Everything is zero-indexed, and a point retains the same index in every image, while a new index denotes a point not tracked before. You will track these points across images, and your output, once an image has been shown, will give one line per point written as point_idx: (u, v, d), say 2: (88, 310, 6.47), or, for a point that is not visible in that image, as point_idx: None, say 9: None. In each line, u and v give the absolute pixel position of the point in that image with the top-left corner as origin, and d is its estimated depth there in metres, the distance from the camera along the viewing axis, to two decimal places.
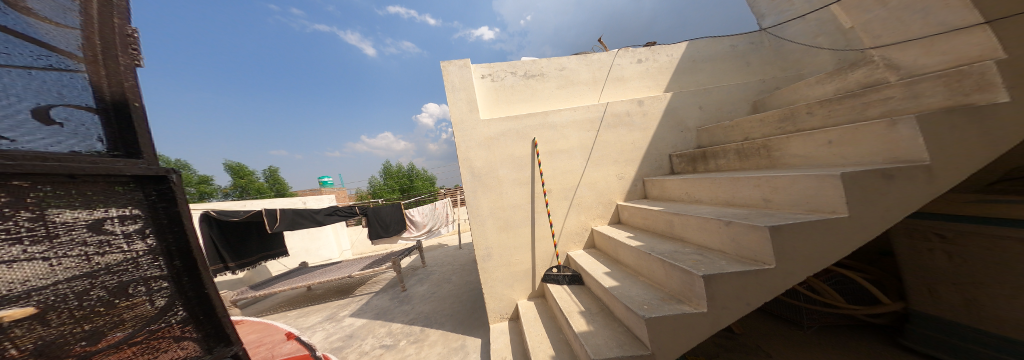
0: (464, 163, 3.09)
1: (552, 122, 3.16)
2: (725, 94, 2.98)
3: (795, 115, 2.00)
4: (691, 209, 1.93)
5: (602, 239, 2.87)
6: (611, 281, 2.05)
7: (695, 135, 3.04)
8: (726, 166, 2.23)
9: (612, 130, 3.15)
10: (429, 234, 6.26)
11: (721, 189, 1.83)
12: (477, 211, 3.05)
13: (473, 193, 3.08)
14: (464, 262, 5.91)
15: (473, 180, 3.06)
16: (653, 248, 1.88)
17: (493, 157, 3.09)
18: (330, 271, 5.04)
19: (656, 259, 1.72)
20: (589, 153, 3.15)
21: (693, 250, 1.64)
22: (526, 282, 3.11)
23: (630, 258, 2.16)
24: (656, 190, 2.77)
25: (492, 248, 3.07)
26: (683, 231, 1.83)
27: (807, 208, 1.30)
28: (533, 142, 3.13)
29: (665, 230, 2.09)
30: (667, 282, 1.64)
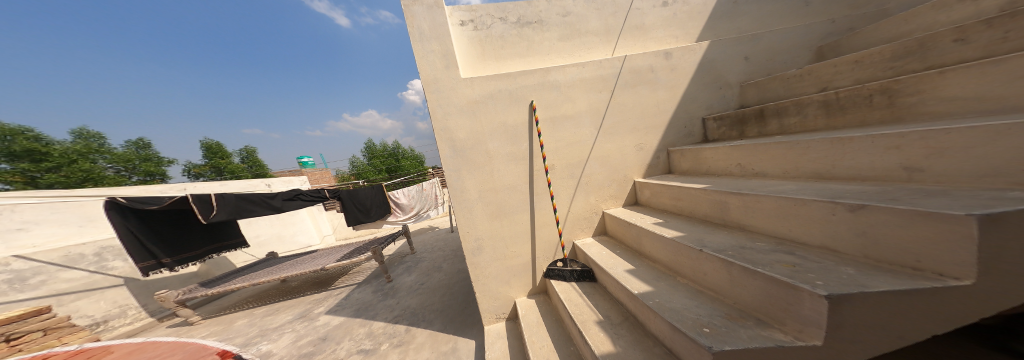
0: (443, 134, 2.45)
1: (555, 82, 2.50)
2: (780, 40, 2.41)
3: (926, 46, 1.42)
4: (760, 186, 1.38)
5: (616, 224, 2.35)
6: (639, 284, 1.55)
7: (738, 93, 2.49)
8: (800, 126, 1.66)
9: (630, 90, 2.53)
10: (417, 217, 5.77)
11: (824, 154, 1.30)
12: (462, 195, 2.48)
13: (456, 172, 2.46)
14: (454, 247, 5.45)
15: (457, 155, 2.45)
16: (703, 242, 1.34)
17: (480, 126, 2.46)
18: (301, 262, 4.55)
19: (715, 258, 1.18)
20: (600, 120, 2.54)
21: (779, 248, 1.09)
22: (526, 277, 2.65)
23: (662, 251, 1.66)
24: (688, 162, 2.22)
25: (483, 238, 2.55)
26: (756, 216, 1.29)
27: (1013, 181, 0.84)
28: (530, 106, 2.49)
29: (712, 215, 1.56)
30: (731, 291, 1.12)
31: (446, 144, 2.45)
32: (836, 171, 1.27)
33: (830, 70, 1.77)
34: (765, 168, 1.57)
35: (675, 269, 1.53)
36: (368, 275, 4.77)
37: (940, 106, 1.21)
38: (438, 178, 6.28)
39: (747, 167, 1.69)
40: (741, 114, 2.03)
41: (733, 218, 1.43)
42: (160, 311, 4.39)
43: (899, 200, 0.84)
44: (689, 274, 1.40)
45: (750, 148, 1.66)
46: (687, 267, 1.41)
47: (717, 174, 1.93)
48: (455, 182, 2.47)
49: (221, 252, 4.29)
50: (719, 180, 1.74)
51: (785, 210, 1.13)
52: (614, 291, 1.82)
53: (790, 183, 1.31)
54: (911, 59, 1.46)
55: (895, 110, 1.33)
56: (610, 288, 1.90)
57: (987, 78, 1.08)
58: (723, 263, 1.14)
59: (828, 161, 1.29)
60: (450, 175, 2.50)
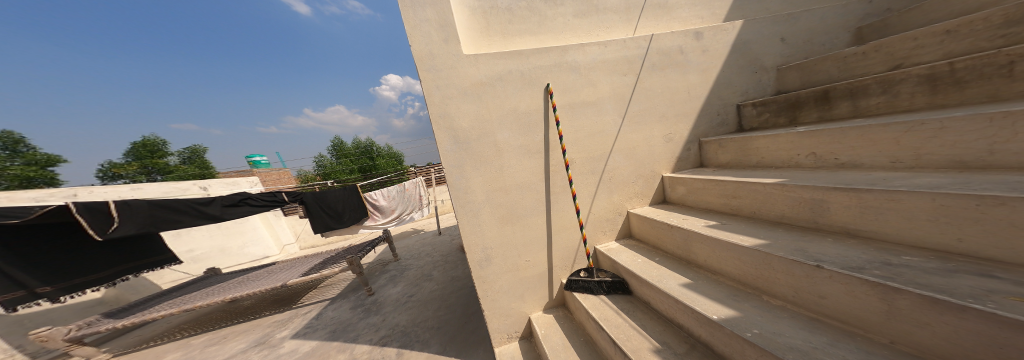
0: (439, 122, 1.89)
1: (573, 63, 2.03)
2: (815, 21, 2.52)
3: None
4: (884, 181, 1.08)
5: (645, 226, 1.99)
6: (715, 305, 1.18)
7: (775, 76, 2.53)
8: (885, 106, 1.60)
9: (658, 74, 2.20)
10: (399, 220, 5.17)
11: (976, 135, 1.04)
12: (466, 196, 1.97)
13: (457, 169, 1.94)
14: (444, 252, 4.93)
15: (458, 148, 1.92)
16: (819, 256, 1.00)
17: (487, 113, 1.94)
18: (256, 278, 3.82)
19: (864, 282, 0.83)
20: (626, 106, 2.13)
21: (955, 268, 0.78)
22: (541, 290, 2.18)
23: (731, 263, 1.33)
24: (736, 153, 2.04)
25: (492, 247, 2.07)
26: (895, 223, 0.98)
27: None
28: (546, 90, 1.99)
29: (806, 218, 1.30)
30: (892, 327, 0.79)
31: (443, 133, 1.90)
32: (971, 156, 1.05)
33: (908, 44, 1.80)
34: (862, 157, 1.39)
35: (755, 285, 1.21)
36: (343, 289, 4.13)
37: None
38: (421, 176, 5.66)
39: (828, 156, 1.54)
40: (791, 99, 2.07)
41: (843, 222, 1.15)
42: (46, 351, 3.28)
43: None
44: (792, 296, 1.05)
45: (833, 135, 1.50)
46: (786, 286, 1.07)
47: (778, 165, 1.80)
48: (457, 180, 1.95)
49: (143, 271, 3.64)
50: (796, 174, 1.60)
51: (956, 213, 0.84)
52: (667, 310, 1.41)
53: (928, 177, 1.02)
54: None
55: None
56: (660, 306, 1.46)
57: None
58: (881, 288, 0.80)
59: (985, 144, 1.02)
60: (451, 173, 1.96)
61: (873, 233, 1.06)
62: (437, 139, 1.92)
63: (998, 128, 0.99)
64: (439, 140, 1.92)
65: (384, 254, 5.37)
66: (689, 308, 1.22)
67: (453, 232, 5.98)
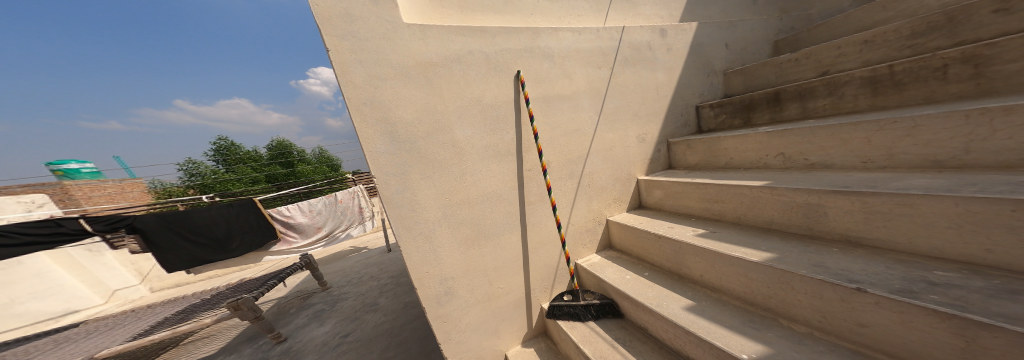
0: (363, 113, 1.32)
1: (545, 49, 1.73)
2: (749, 32, 2.82)
3: (961, 19, 1.59)
4: (880, 183, 1.04)
5: (628, 236, 1.81)
6: (737, 338, 0.94)
7: (724, 80, 2.71)
8: (835, 107, 1.78)
9: (631, 69, 2.05)
10: (329, 239, 4.22)
11: (952, 133, 1.08)
12: (412, 214, 1.45)
13: (400, 178, 1.42)
14: (392, 273, 4.16)
15: (399, 148, 1.41)
16: (849, 274, 0.84)
17: (439, 104, 1.47)
18: (31, 355, 2.52)
19: (928, 312, 0.66)
20: (602, 101, 1.92)
21: (1008, 288, 0.66)
22: (519, 321, 1.74)
23: (733, 280, 1.16)
24: (708, 154, 2.03)
25: (456, 278, 1.56)
26: (911, 230, 0.91)
27: None
28: (517, 78, 1.64)
29: (803, 224, 1.22)
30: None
31: (371, 129, 1.34)
32: (948, 153, 1.10)
33: (835, 52, 2.09)
34: (831, 157, 1.44)
35: (768, 306, 1.04)
36: (230, 341, 3.09)
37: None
38: (361, 185, 4.75)
39: (796, 156, 1.58)
40: (744, 101, 2.22)
41: (847, 228, 1.07)
42: None
43: None
44: (817, 321, 0.89)
45: (802, 134, 1.55)
46: (808, 309, 0.90)
47: (747, 166, 1.83)
48: (397, 194, 1.42)
49: None
50: (770, 175, 1.61)
51: (986, 219, 0.77)
52: (672, 341, 1.16)
53: (923, 178, 1.00)
54: (938, 33, 1.67)
55: (982, 80, 1.32)
56: (663, 336, 1.21)
57: None
58: (956, 322, 0.63)
59: (962, 143, 1.07)
60: (389, 183, 1.40)
61: (878, 239, 1.00)
62: (361, 135, 1.34)
63: (974, 126, 1.03)
64: (365, 137, 1.34)
65: (307, 284, 4.28)
66: (706, 347, 0.96)
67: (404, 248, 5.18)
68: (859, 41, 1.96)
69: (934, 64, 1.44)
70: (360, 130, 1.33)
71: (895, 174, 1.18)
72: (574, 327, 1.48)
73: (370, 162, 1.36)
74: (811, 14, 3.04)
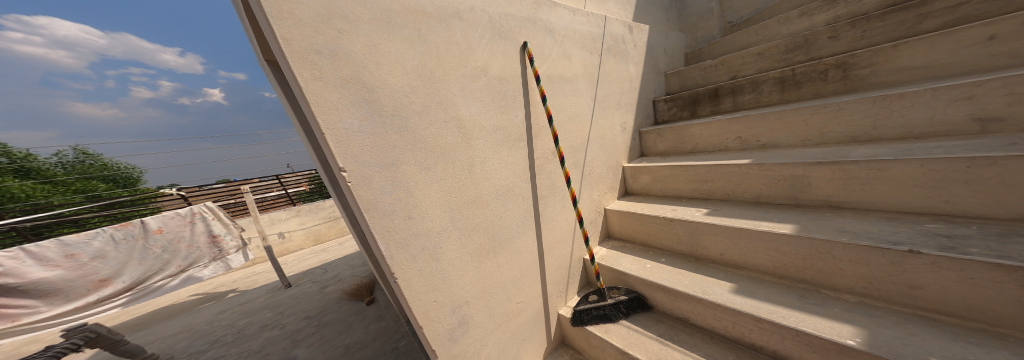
0: (319, 66, 0.81)
1: (547, 23, 1.55)
2: (673, 43, 3.37)
3: (813, 41, 2.22)
4: (840, 154, 1.40)
5: (638, 223, 1.88)
6: (825, 324, 1.00)
7: (665, 80, 3.13)
8: (759, 101, 2.22)
9: (613, 58, 2.09)
10: (136, 294, 2.64)
11: (864, 115, 1.45)
12: (411, 224, 1.05)
13: (392, 172, 0.98)
14: (305, 313, 2.89)
15: (386, 126, 0.96)
16: (886, 238, 1.07)
17: (440, 69, 1.09)
18: None
19: (992, 266, 0.84)
20: (595, 88, 1.89)
21: (994, 231, 0.99)
22: (541, 333, 1.54)
23: (770, 258, 1.38)
24: (673, 141, 2.29)
25: (472, 302, 1.27)
26: (886, 190, 1.25)
27: None
28: (524, 50, 1.39)
29: (786, 194, 1.54)
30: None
31: (334, 92, 0.84)
32: (863, 133, 1.47)
33: (739, 61, 2.63)
34: (778, 138, 1.77)
35: (810, 280, 1.27)
36: None
37: (890, 75, 1.69)
38: (212, 202, 3.20)
39: (749, 139, 1.90)
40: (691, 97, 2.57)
41: (823, 195, 1.43)
42: None
43: None
44: (863, 288, 1.14)
45: (755, 121, 1.86)
46: (853, 276, 1.15)
47: (710, 150, 2.10)
48: (385, 196, 0.97)
49: None
50: (736, 155, 1.87)
51: (945, 176, 1.09)
52: (729, 330, 1.21)
53: (862, 148, 1.40)
54: (799, 51, 2.29)
55: (846, 81, 1.82)
56: (711, 321, 1.26)
57: (886, 54, 1.68)
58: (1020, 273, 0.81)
59: (870, 123, 1.44)
60: (375, 182, 0.94)
61: (856, 202, 1.34)
62: (314, 101, 0.80)
63: (878, 109, 1.41)
64: (322, 106, 0.81)
65: None
66: (792, 334, 1.02)
67: (314, 278, 3.76)
68: (755, 53, 2.51)
69: (820, 68, 1.91)
70: (310, 89, 0.78)
71: (837, 147, 1.51)
72: (610, 331, 1.36)
73: (335, 147, 0.83)
74: (699, 35, 3.81)
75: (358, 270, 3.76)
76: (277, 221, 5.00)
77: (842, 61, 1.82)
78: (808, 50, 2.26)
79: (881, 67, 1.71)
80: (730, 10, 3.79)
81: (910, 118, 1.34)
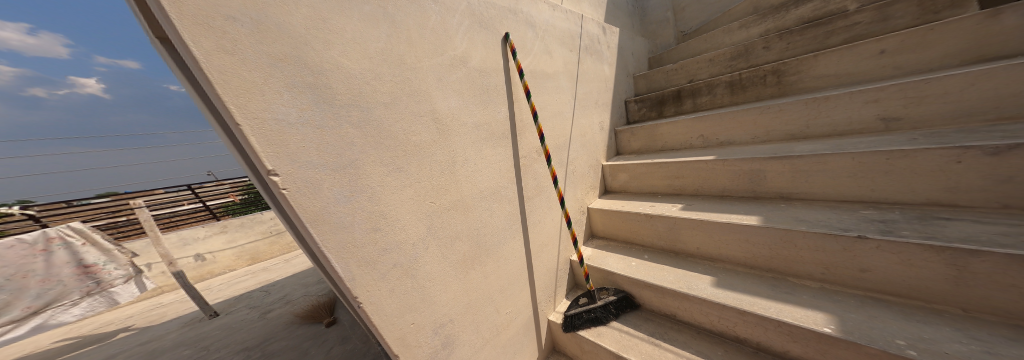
0: (234, 36, 0.64)
1: (525, 19, 1.51)
2: (639, 47, 3.55)
3: (751, 51, 2.46)
4: (786, 149, 1.55)
5: (618, 221, 1.92)
6: (800, 314, 1.10)
7: (634, 82, 3.26)
8: (714, 102, 2.35)
9: (590, 57, 2.10)
10: None
11: (801, 114, 1.64)
12: (379, 238, 0.92)
13: (349, 175, 0.84)
14: (243, 344, 2.43)
15: (338, 120, 0.82)
16: (835, 225, 1.21)
17: (413, 55, 1.01)
18: None
19: (925, 248, 0.99)
20: (576, 86, 1.88)
21: (913, 215, 1.17)
22: (532, 340, 1.48)
23: (741, 249, 1.47)
24: (644, 140, 2.38)
25: (457, 319, 1.16)
26: (822, 182, 1.41)
27: (984, 118, 1.20)
28: (507, 39, 1.39)
29: (745, 188, 1.67)
30: (947, 287, 1.01)
31: (258, 71, 0.67)
32: (803, 129, 1.66)
33: (694, 66, 2.83)
34: (733, 136, 1.92)
35: (776, 268, 1.39)
36: None
37: (813, 82, 1.91)
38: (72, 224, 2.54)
39: (710, 137, 2.03)
40: (657, 98, 2.69)
41: (776, 187, 1.56)
42: None
43: (999, 136, 1.05)
44: (822, 274, 1.27)
45: (715, 120, 1.99)
46: (812, 263, 1.27)
47: (677, 148, 2.21)
48: (339, 206, 0.82)
49: None
50: (700, 152, 1.98)
51: (873, 167, 1.25)
52: (715, 324, 1.27)
53: (802, 144, 1.57)
54: (741, 59, 2.53)
55: (781, 86, 2.03)
56: (696, 316, 1.31)
57: (811, 63, 1.89)
58: (949, 253, 0.96)
59: (803, 122, 1.65)
60: (323, 190, 0.79)
61: (802, 192, 1.49)
62: (224, 81, 0.62)
63: (811, 108, 1.61)
64: (240, 87, 0.64)
65: None
66: (775, 325, 1.09)
67: (252, 303, 3.20)
68: (706, 60, 2.72)
69: (759, 74, 2.10)
70: (217, 64, 0.61)
71: (781, 144, 1.68)
72: (602, 334, 1.37)
73: (260, 142, 0.67)
74: (658, 42, 4.07)
75: (312, 289, 3.30)
76: (192, 240, 4.14)
77: (780, 67, 2.02)
78: (748, 59, 2.50)
79: (810, 73, 1.91)
80: (683, 20, 4.12)
81: (834, 117, 1.55)
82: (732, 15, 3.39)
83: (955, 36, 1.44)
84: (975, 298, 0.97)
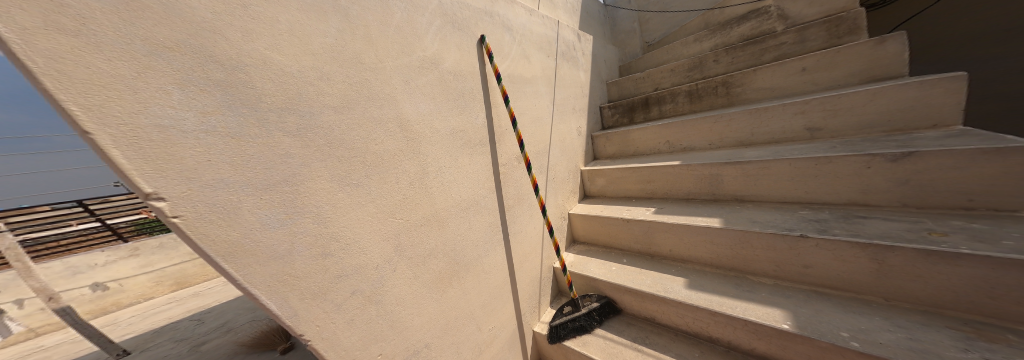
0: (82, 12, 0.49)
1: (497, 23, 1.48)
2: (610, 55, 3.69)
3: (704, 63, 2.69)
4: (736, 155, 1.73)
5: (595, 224, 1.97)
6: (762, 310, 1.21)
7: (608, 89, 3.37)
8: (676, 110, 2.49)
9: (567, 63, 2.12)
10: None
11: (744, 122, 1.84)
12: (329, 265, 0.82)
13: (282, 193, 0.73)
14: None
15: (262, 127, 0.70)
16: (781, 225, 1.35)
17: (369, 55, 0.95)
18: None
19: (852, 244, 1.15)
20: (554, 91, 1.88)
21: (840, 215, 1.34)
22: (516, 354, 1.44)
23: (706, 250, 1.57)
24: (617, 145, 2.48)
25: (433, 343, 1.10)
26: (768, 185, 1.57)
27: (889, 128, 1.45)
28: (482, 42, 1.37)
29: (705, 191, 1.80)
30: (872, 279, 1.16)
31: (126, 61, 0.53)
32: (750, 137, 1.84)
33: (658, 76, 3.00)
34: (694, 142, 2.07)
35: (735, 266, 1.51)
36: None
37: (754, 94, 2.14)
38: None
39: (675, 143, 2.16)
40: (629, 105, 2.81)
41: (731, 190, 1.70)
42: None
43: (905, 146, 1.25)
44: (774, 271, 1.40)
45: (678, 126, 2.12)
46: (766, 261, 1.40)
47: (647, 153, 2.32)
48: (270, 231, 0.71)
49: None
50: (666, 157, 2.10)
51: (808, 171, 1.43)
52: (690, 325, 1.33)
53: (747, 150, 1.76)
54: (696, 71, 2.73)
55: (729, 96, 2.24)
56: (672, 318, 1.38)
57: (753, 76, 2.12)
58: (871, 248, 1.12)
59: (747, 130, 1.84)
60: (239, 213, 0.66)
61: (752, 195, 1.64)
62: (63, 73, 0.47)
63: (750, 117, 1.82)
64: (91, 81, 0.50)
65: None
66: (742, 324, 1.18)
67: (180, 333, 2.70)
68: (668, 70, 2.92)
69: (712, 84, 2.30)
70: (45, 48, 0.45)
71: (731, 150, 1.86)
72: (588, 343, 1.38)
73: (127, 157, 0.52)
74: (626, 51, 4.28)
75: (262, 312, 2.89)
76: None
77: (729, 79, 2.23)
78: (701, 71, 2.72)
79: (753, 85, 2.14)
80: (647, 31, 4.38)
81: (772, 127, 1.76)
82: (684, 29, 3.68)
83: (857, 58, 1.73)
84: (894, 288, 1.13)
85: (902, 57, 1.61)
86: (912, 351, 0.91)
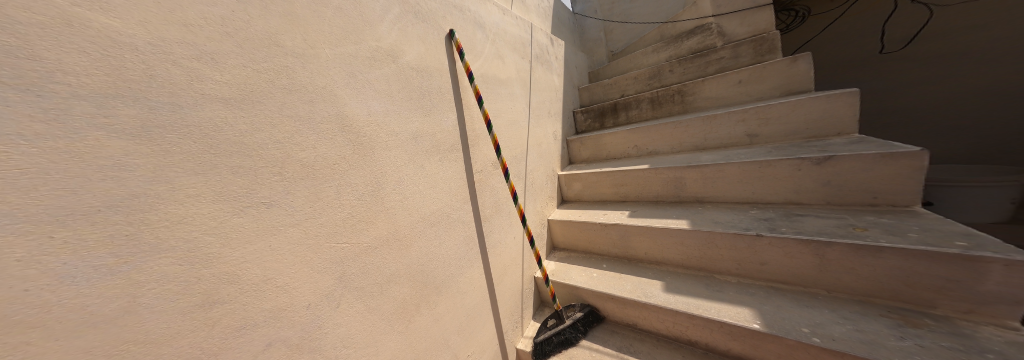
0: None
1: (465, 18, 1.36)
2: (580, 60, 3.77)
3: (661, 73, 2.85)
4: (695, 159, 1.84)
5: (573, 230, 1.96)
6: (732, 310, 1.26)
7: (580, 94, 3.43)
8: (640, 115, 2.60)
9: (541, 66, 2.07)
10: None
11: (698, 129, 1.97)
12: (224, 318, 0.60)
13: (123, 226, 0.48)
14: None
15: (66, 127, 0.42)
16: (740, 225, 1.45)
17: (290, 36, 0.74)
18: None
19: (800, 241, 1.25)
20: (530, 94, 1.82)
21: (783, 213, 1.48)
22: None
23: (676, 251, 1.62)
24: (590, 150, 2.51)
25: None
26: (723, 184, 1.67)
27: (808, 134, 1.65)
28: (451, 36, 1.27)
29: (671, 192, 1.88)
30: (813, 272, 1.28)
31: None
32: (703, 142, 1.97)
33: (623, 83, 3.12)
34: (657, 146, 2.16)
35: (701, 266, 1.58)
36: None
37: (704, 102, 2.32)
38: None
39: (642, 147, 2.24)
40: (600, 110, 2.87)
41: (693, 191, 1.80)
42: None
43: (827, 149, 1.42)
44: (737, 269, 1.48)
45: (645, 132, 2.20)
46: (729, 260, 1.48)
47: (619, 157, 2.38)
48: (85, 291, 0.45)
49: None
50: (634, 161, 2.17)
51: (756, 174, 1.56)
52: (670, 329, 1.36)
53: (701, 154, 1.88)
54: (655, 79, 2.89)
55: (683, 104, 2.40)
56: (653, 323, 1.39)
57: (703, 86, 2.29)
58: (814, 244, 1.23)
59: (700, 136, 1.97)
60: (9, 273, 0.39)
61: (711, 195, 1.74)
62: None
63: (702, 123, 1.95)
64: None
65: None
66: (718, 326, 1.22)
67: None
68: (631, 78, 3.05)
69: (669, 92, 2.44)
70: None
71: (689, 154, 1.97)
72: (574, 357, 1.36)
73: None
74: (594, 58, 4.42)
75: None
76: None
77: (684, 88, 2.38)
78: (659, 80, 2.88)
79: (702, 94, 2.31)
80: (612, 40, 4.57)
81: (721, 132, 1.90)
82: (645, 40, 3.90)
83: (780, 74, 1.97)
84: (833, 281, 1.25)
85: (809, 75, 1.91)
86: (861, 343, 1.00)
